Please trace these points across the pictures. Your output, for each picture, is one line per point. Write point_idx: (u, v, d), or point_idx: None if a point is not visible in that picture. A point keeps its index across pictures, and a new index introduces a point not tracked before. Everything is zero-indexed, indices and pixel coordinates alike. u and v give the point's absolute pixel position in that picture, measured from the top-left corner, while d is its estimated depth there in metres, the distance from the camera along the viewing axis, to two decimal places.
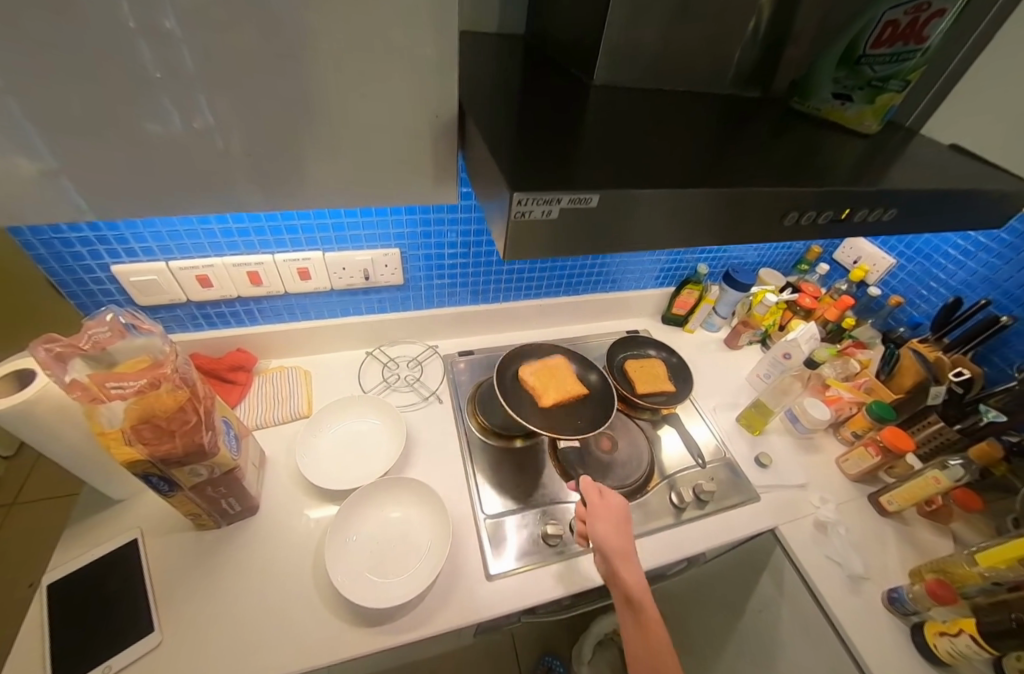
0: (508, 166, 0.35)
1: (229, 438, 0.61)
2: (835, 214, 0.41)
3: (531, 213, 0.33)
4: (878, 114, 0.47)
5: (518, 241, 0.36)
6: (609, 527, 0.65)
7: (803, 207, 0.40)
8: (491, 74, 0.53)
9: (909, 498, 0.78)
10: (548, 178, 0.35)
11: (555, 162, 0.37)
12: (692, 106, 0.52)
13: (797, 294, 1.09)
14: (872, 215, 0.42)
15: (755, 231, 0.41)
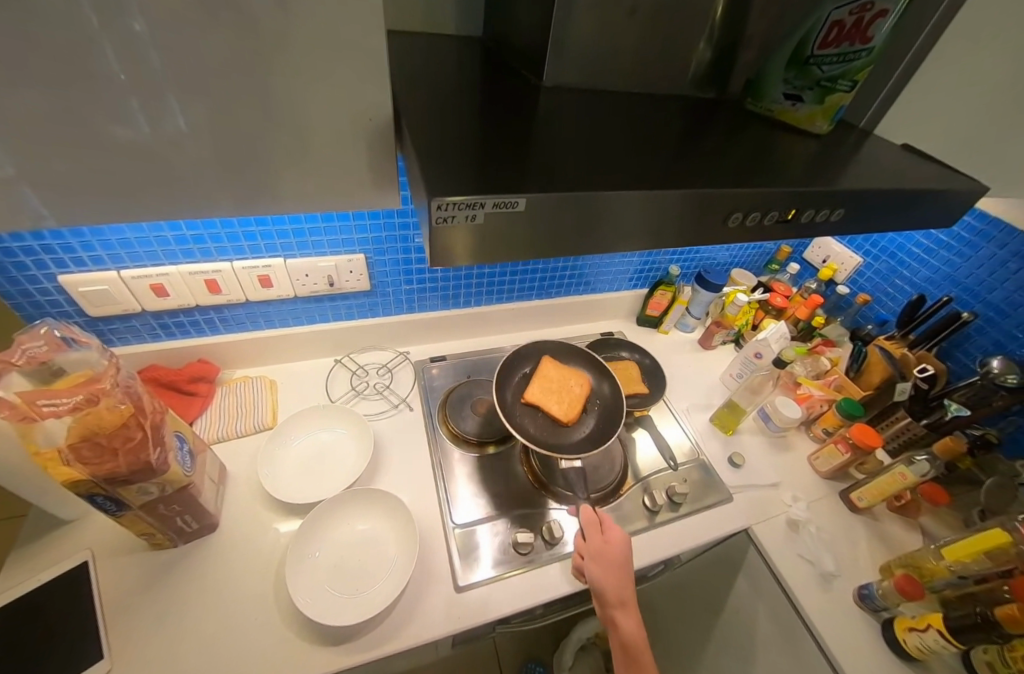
0: (438, 168, 0.34)
1: (182, 454, 0.59)
2: (780, 214, 0.41)
3: (456, 218, 0.32)
4: (829, 116, 0.47)
5: (447, 248, 0.34)
6: (610, 570, 0.64)
7: (745, 209, 0.39)
8: (443, 76, 0.52)
9: (879, 494, 0.79)
10: (482, 179, 0.34)
11: (496, 164, 0.36)
12: (647, 109, 0.51)
13: (768, 294, 1.10)
14: (814, 217, 0.42)
15: (706, 234, 0.41)
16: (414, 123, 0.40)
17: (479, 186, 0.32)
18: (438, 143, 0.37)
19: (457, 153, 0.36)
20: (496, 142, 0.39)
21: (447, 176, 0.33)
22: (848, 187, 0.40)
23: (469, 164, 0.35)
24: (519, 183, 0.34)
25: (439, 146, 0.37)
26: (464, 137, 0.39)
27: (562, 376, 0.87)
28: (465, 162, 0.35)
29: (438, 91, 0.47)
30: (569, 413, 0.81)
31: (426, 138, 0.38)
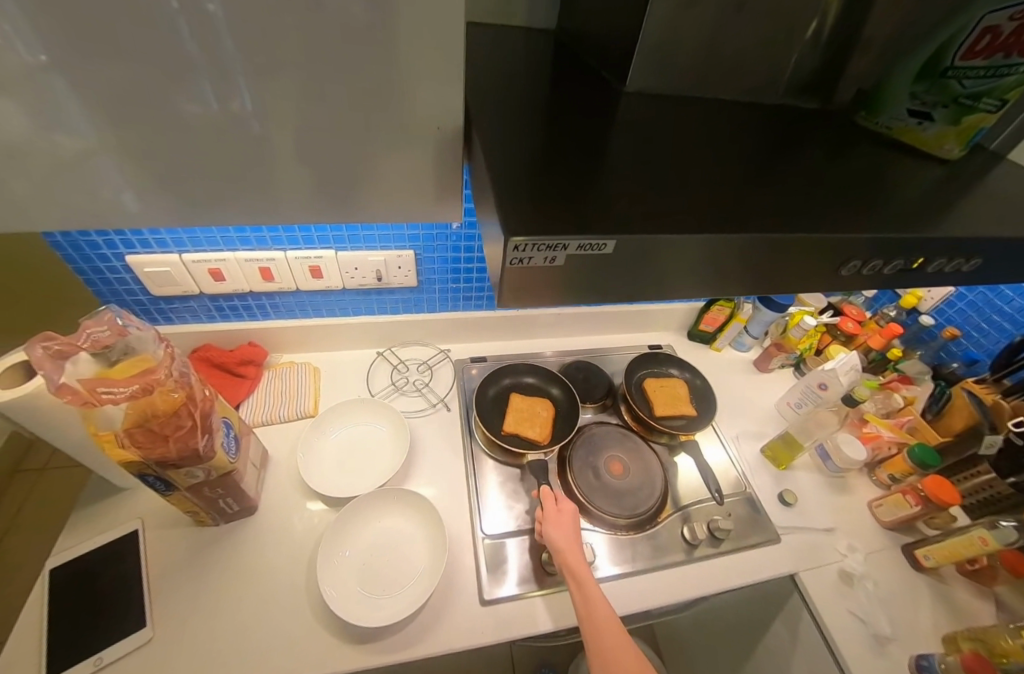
0: (517, 195, 0.30)
1: (228, 440, 0.60)
2: (907, 263, 0.35)
3: (535, 258, 0.29)
4: (965, 138, 0.39)
5: (522, 289, 0.31)
6: (561, 526, 0.66)
7: (866, 258, 0.34)
8: (514, 73, 0.48)
9: (951, 556, 0.71)
10: (568, 209, 0.30)
11: (575, 184, 0.33)
12: (738, 118, 0.46)
13: (838, 318, 1.01)
14: (948, 267, 0.36)
15: (804, 278, 0.36)
16: (484, 130, 0.37)
17: (560, 221, 0.29)
18: (511, 155, 0.34)
19: (531, 167, 0.33)
20: (573, 153, 0.36)
21: (524, 202, 0.30)
22: (986, 228, 0.34)
23: (547, 185, 0.32)
24: (600, 212, 0.30)
25: (511, 158, 0.34)
26: (539, 147, 0.35)
27: (528, 402, 0.84)
28: (542, 181, 0.32)
29: (510, 92, 0.44)
30: (545, 435, 0.80)
31: (497, 148, 0.35)
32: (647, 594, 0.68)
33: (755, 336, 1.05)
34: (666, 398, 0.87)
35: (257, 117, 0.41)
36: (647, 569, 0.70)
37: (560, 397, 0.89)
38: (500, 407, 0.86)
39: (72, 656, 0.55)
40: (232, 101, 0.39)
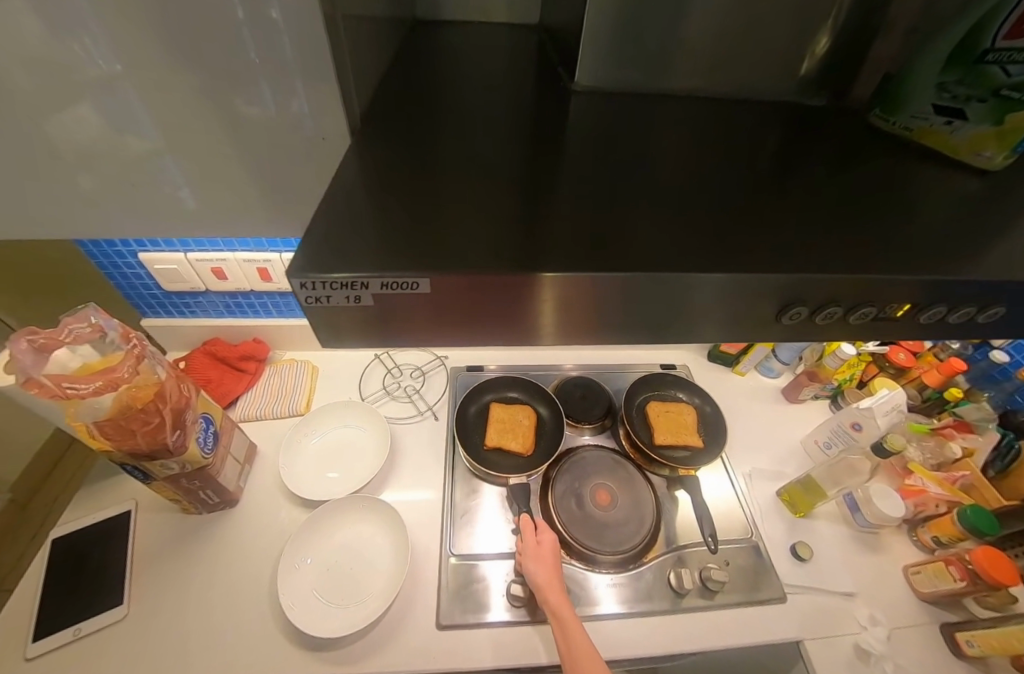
0: (327, 216, 0.25)
1: (205, 435, 0.64)
2: (875, 310, 0.27)
3: (330, 293, 0.23)
4: (1008, 143, 0.30)
5: (353, 330, 0.25)
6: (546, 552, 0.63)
7: (811, 303, 0.27)
8: (478, 71, 0.45)
9: (1001, 647, 0.59)
10: (384, 240, 0.24)
11: (437, 202, 0.27)
12: (725, 119, 0.40)
13: (887, 347, 0.87)
14: (928, 318, 0.28)
15: (752, 329, 0.29)
16: (373, 135, 0.33)
17: (378, 249, 0.24)
18: (373, 166, 0.30)
19: (410, 180, 0.29)
20: (489, 162, 0.32)
21: (331, 228, 0.24)
22: (1018, 262, 0.26)
23: (377, 208, 0.26)
24: (551, 237, 0.26)
25: (402, 167, 0.30)
26: (458, 157, 0.32)
27: (507, 410, 0.80)
28: (383, 203, 0.27)
29: (460, 90, 0.41)
30: (528, 447, 0.76)
31: (382, 157, 0.31)
32: (603, 643, 0.61)
33: (785, 361, 0.92)
34: (668, 424, 0.80)
35: (311, 118, 0.47)
36: (622, 614, 0.63)
37: (545, 415, 0.83)
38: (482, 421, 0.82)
39: (57, 623, 0.60)
40: (291, 104, 0.45)
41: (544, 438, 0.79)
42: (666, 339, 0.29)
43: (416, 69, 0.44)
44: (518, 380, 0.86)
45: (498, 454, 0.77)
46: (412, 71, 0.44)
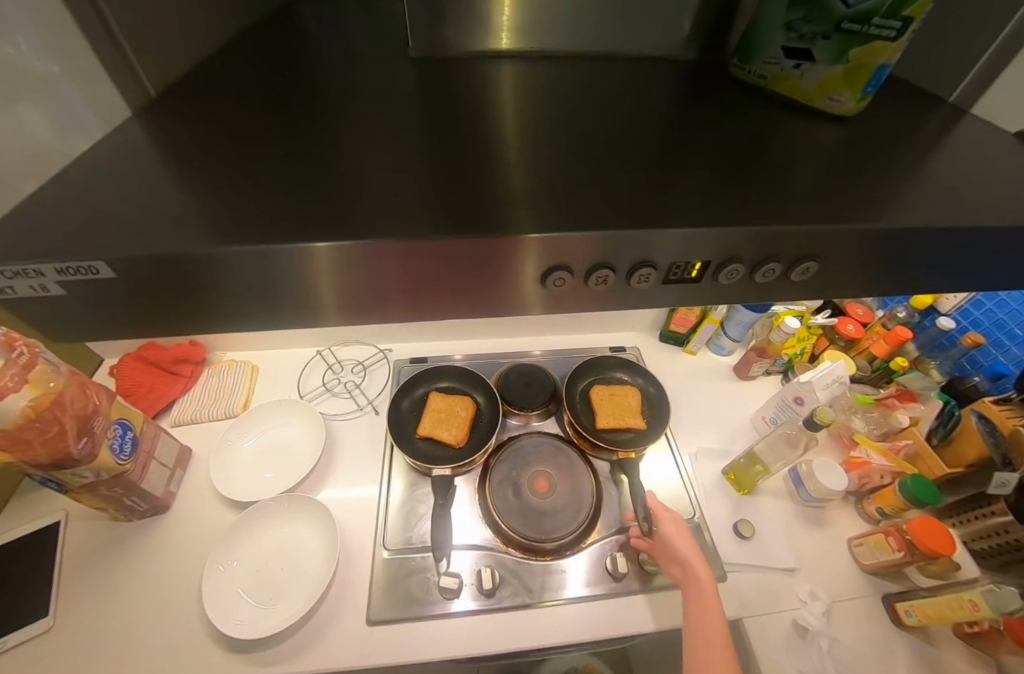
0: (240, 197, 0.26)
1: (121, 441, 0.62)
2: (658, 269, 0.28)
3: (252, 267, 0.24)
4: (857, 84, 0.30)
5: (335, 307, 0.27)
6: (674, 533, 0.62)
7: (572, 267, 0.26)
8: (346, 43, 0.42)
9: (936, 617, 0.58)
10: (162, 224, 0.24)
11: (234, 185, 0.26)
12: (593, 84, 0.38)
13: (835, 319, 0.86)
14: (727, 278, 0.29)
15: (523, 295, 0.28)
16: (193, 116, 0.31)
17: (92, 232, 0.23)
18: (182, 147, 0.29)
19: (224, 161, 0.28)
20: (305, 140, 0.30)
21: (247, 207, 0.25)
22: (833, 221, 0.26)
23: (310, 184, 0.27)
24: (507, 198, 0.26)
25: (227, 148, 0.29)
26: (272, 136, 0.30)
27: (448, 400, 0.78)
28: (200, 181, 0.26)
29: (317, 65, 0.39)
30: (460, 439, 0.74)
31: (213, 138, 0.30)
32: (534, 631, 0.60)
33: (734, 338, 0.90)
34: (609, 406, 0.79)
35: None
36: (559, 599, 0.63)
37: (482, 404, 0.81)
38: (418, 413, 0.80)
39: None
40: None
41: (481, 430, 0.78)
42: (440, 314, 0.29)
43: (278, 43, 0.42)
44: (453, 371, 0.85)
45: (432, 444, 0.76)
46: (276, 45, 0.42)
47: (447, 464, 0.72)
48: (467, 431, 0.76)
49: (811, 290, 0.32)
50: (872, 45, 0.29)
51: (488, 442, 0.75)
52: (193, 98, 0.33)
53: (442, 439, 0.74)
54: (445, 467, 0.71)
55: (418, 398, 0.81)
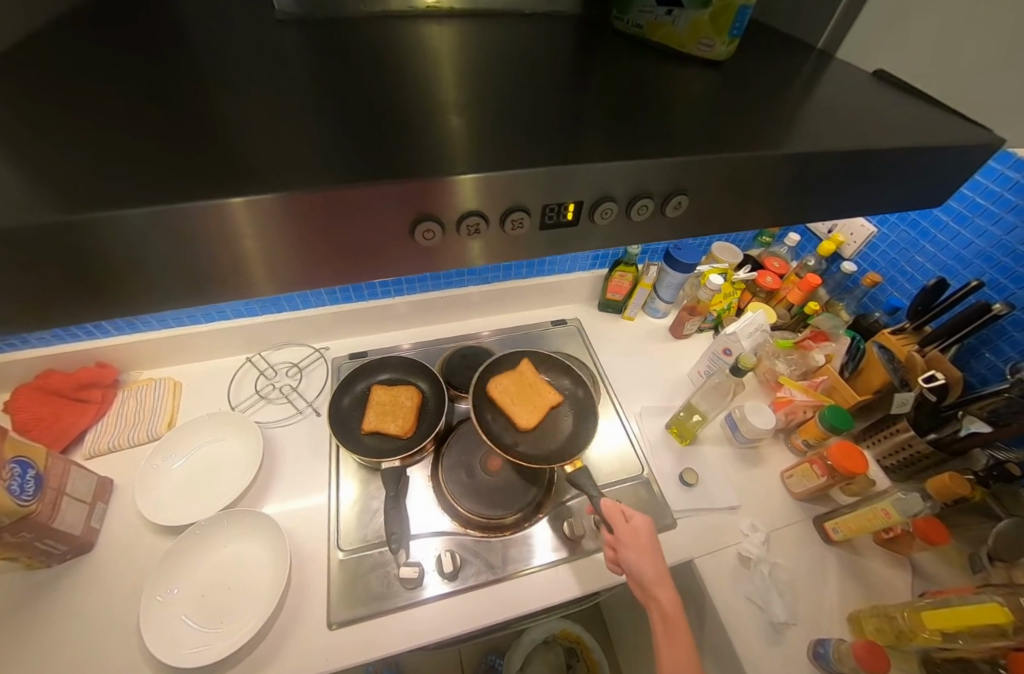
0: (120, 165, 0.24)
1: (21, 482, 0.53)
2: (530, 215, 0.28)
3: (153, 230, 0.23)
4: (722, 28, 0.32)
5: (252, 270, 0.27)
6: (636, 554, 0.57)
7: (440, 215, 0.26)
8: (212, 8, 0.39)
9: (858, 529, 0.65)
10: (15, 202, 0.21)
11: (85, 164, 0.24)
12: (480, 43, 0.37)
13: (755, 273, 0.92)
14: (602, 218, 0.29)
15: (403, 249, 0.28)
16: (22, 93, 0.27)
17: None
18: (27, 121, 0.25)
19: (81, 137, 0.25)
20: (159, 111, 0.27)
21: (119, 174, 0.23)
22: (709, 159, 0.28)
23: (202, 149, 0.25)
24: (406, 148, 0.26)
25: (79, 124, 0.26)
26: (118, 108, 0.27)
27: (392, 392, 0.77)
28: (54, 156, 0.24)
29: (179, 33, 0.35)
30: (408, 428, 0.73)
31: (66, 111, 0.26)
32: (500, 604, 0.61)
33: (667, 300, 0.95)
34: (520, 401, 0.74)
35: None
36: (521, 570, 0.64)
37: (428, 390, 0.81)
38: (361, 408, 0.78)
39: None
40: None
41: (426, 419, 0.77)
42: (345, 279, 0.29)
43: (132, 9, 0.37)
44: (393, 362, 0.83)
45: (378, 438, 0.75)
46: (132, 12, 0.37)
47: (396, 456, 0.71)
48: (414, 420, 0.75)
49: (693, 229, 0.33)
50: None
51: (436, 427, 0.74)
52: (21, 74, 0.29)
53: (389, 431, 0.73)
54: (395, 458, 0.69)
55: (360, 394, 0.80)
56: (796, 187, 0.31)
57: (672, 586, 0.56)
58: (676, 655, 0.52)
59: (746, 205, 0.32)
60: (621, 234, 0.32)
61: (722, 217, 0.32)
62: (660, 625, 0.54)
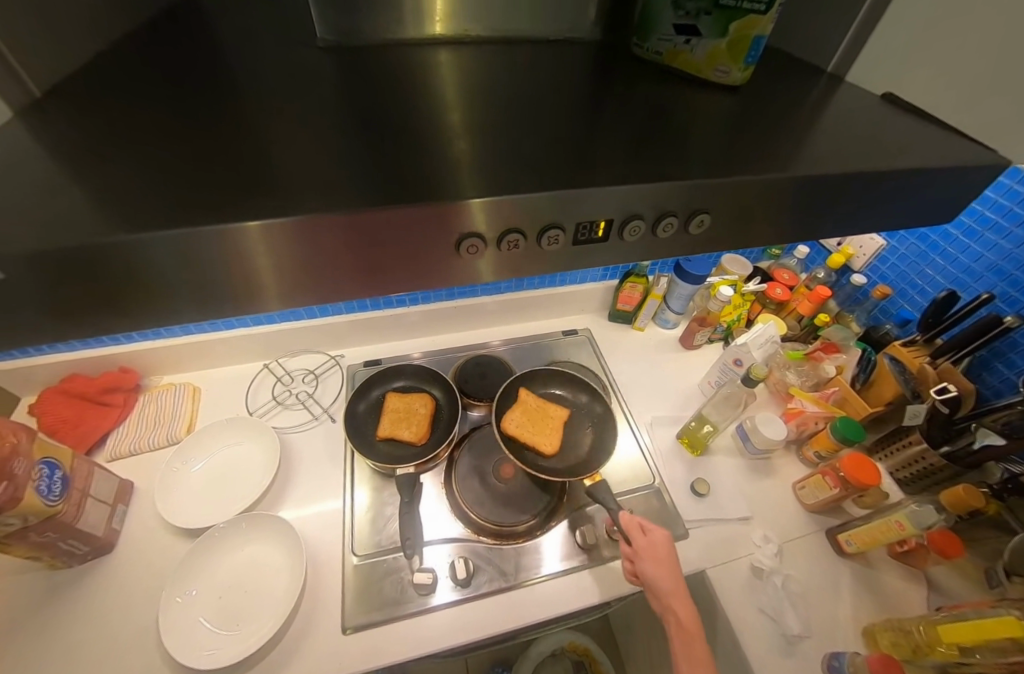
0: (173, 183, 0.26)
1: (49, 482, 0.55)
2: (566, 232, 0.30)
3: (187, 249, 0.24)
4: (740, 56, 0.34)
5: (273, 287, 0.28)
6: (655, 565, 0.57)
7: (481, 235, 0.28)
8: (255, 35, 0.41)
9: (871, 542, 0.65)
10: (87, 216, 0.23)
11: (147, 182, 0.26)
12: (505, 67, 0.39)
13: (765, 285, 0.93)
14: (631, 235, 0.31)
15: (431, 264, 0.29)
16: (86, 116, 0.29)
17: None
18: (92, 142, 0.27)
19: (141, 156, 0.27)
20: (209, 132, 0.29)
21: (177, 192, 0.25)
22: (724, 179, 0.29)
23: (252, 166, 0.27)
24: (429, 171, 0.28)
25: (139, 144, 0.28)
26: (173, 130, 0.29)
27: (406, 399, 0.79)
28: (120, 174, 0.26)
29: (222, 58, 0.37)
30: (422, 435, 0.75)
31: (126, 133, 0.28)
32: (512, 612, 0.61)
33: (677, 311, 0.96)
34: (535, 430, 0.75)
35: None
36: (534, 578, 0.64)
37: (441, 398, 0.82)
38: (375, 415, 0.80)
39: None
40: None
41: (440, 427, 0.78)
42: (381, 291, 0.30)
43: (182, 36, 0.40)
44: (407, 370, 0.85)
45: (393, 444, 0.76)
46: (180, 38, 0.39)
47: (410, 462, 0.72)
48: (428, 427, 0.76)
49: (707, 243, 0.34)
50: (747, 19, 0.32)
51: (449, 434, 0.75)
52: (83, 96, 0.31)
53: (403, 438, 0.74)
54: (409, 465, 0.70)
55: (374, 400, 0.81)
56: (810, 205, 0.32)
57: (689, 599, 0.56)
58: (698, 669, 0.51)
59: (759, 221, 0.33)
60: (641, 249, 0.33)
61: (737, 233, 0.34)
62: (677, 636, 0.54)
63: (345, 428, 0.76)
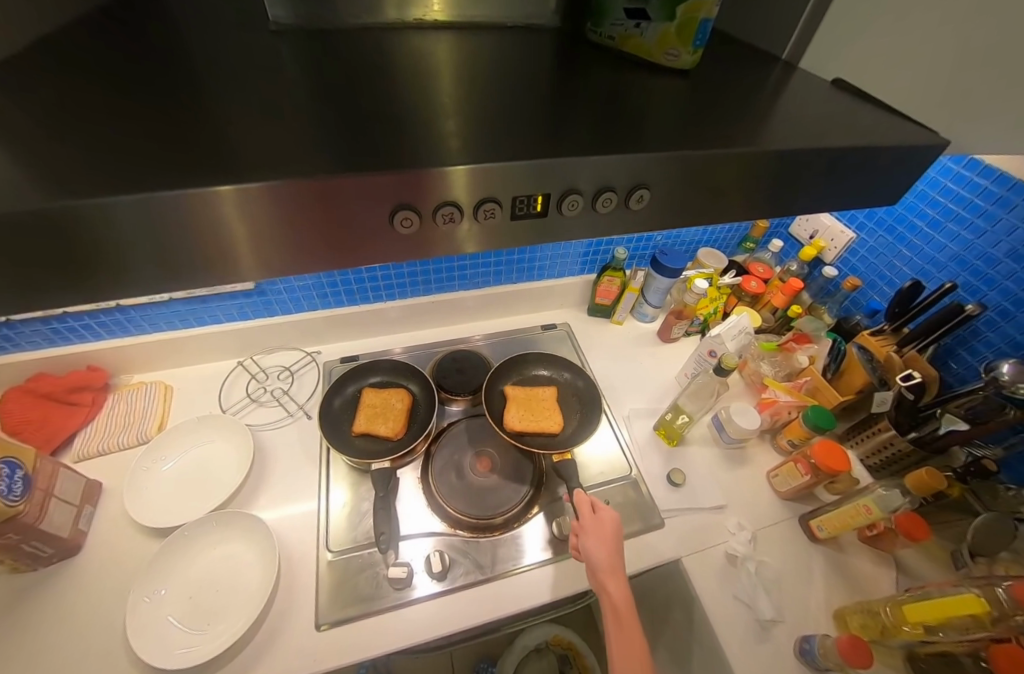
0: (117, 158, 0.25)
1: (9, 482, 0.53)
2: (502, 206, 0.29)
3: (125, 219, 0.24)
4: (688, 39, 0.35)
5: (238, 259, 0.28)
6: (596, 542, 0.58)
7: (414, 204, 0.27)
8: (212, 19, 0.41)
9: (841, 526, 0.66)
10: (18, 190, 0.23)
11: (88, 157, 0.25)
12: (466, 52, 0.39)
13: (740, 278, 0.95)
14: (570, 209, 0.31)
15: (376, 237, 0.29)
16: (28, 94, 0.29)
17: None
18: (30, 120, 0.27)
19: (79, 133, 0.27)
20: (152, 112, 0.29)
21: (115, 167, 0.25)
22: (673, 157, 0.29)
23: (197, 143, 0.27)
24: (387, 148, 0.27)
25: (79, 122, 0.27)
26: (118, 110, 0.29)
27: (382, 395, 0.78)
28: (56, 151, 0.25)
29: (178, 42, 0.37)
30: (398, 430, 0.74)
31: (66, 112, 0.28)
32: (487, 604, 0.61)
33: (654, 304, 0.97)
34: (535, 417, 0.77)
35: None
36: (511, 568, 0.64)
37: (418, 393, 0.82)
38: (352, 411, 0.79)
39: None
40: None
41: (417, 422, 0.78)
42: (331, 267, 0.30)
43: (135, 20, 0.39)
44: (384, 365, 0.84)
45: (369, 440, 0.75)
46: (133, 23, 0.39)
47: (387, 457, 0.71)
48: (404, 422, 0.75)
49: (656, 221, 0.34)
50: (693, 1, 0.33)
51: (426, 428, 0.75)
52: (26, 76, 0.30)
53: (379, 433, 0.73)
54: (385, 459, 0.70)
55: (350, 396, 0.81)
56: (763, 185, 0.33)
57: (624, 579, 0.56)
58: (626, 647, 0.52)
59: (710, 201, 0.33)
60: (593, 228, 0.34)
61: (690, 212, 0.34)
62: (610, 617, 0.54)
63: (320, 425, 0.75)
